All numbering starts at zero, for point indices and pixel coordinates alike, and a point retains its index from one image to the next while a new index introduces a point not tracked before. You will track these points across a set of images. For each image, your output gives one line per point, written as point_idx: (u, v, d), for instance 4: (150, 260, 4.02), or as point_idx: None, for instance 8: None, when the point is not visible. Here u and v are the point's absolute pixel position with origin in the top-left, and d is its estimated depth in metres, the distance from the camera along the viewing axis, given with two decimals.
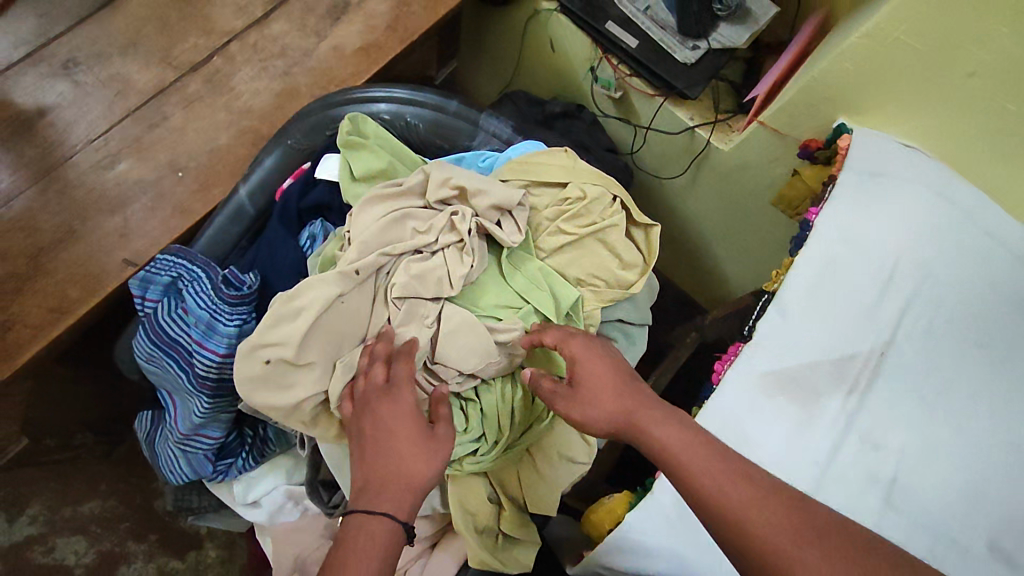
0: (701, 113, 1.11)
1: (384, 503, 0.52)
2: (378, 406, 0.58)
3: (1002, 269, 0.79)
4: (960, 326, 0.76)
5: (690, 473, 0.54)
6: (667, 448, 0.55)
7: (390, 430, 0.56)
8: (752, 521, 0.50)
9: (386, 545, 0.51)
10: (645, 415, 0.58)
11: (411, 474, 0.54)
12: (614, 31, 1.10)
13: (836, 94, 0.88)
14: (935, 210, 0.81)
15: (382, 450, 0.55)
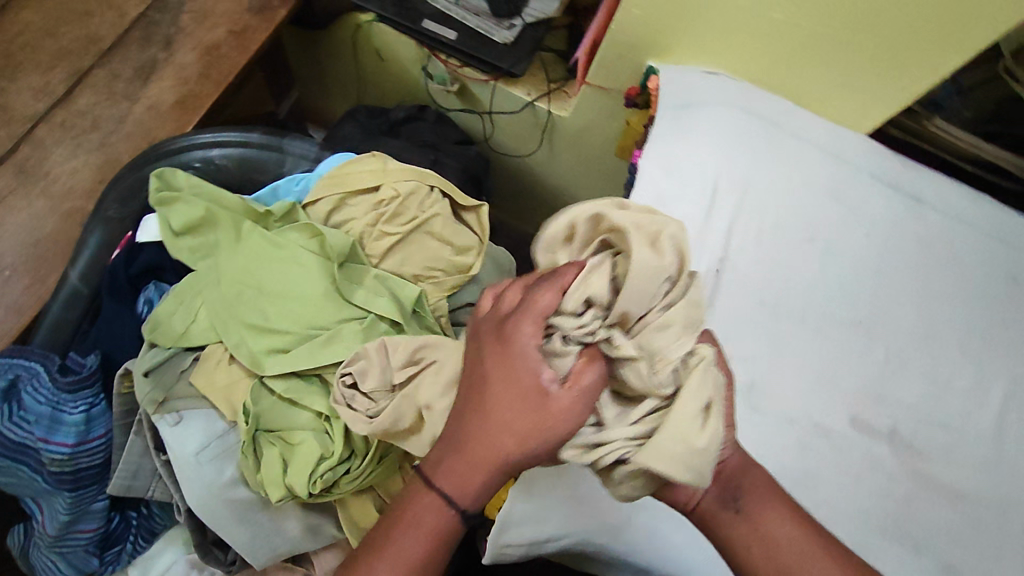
0: (535, 88, 1.15)
1: (444, 478, 0.52)
2: (501, 357, 0.51)
3: (816, 166, 0.85)
4: (787, 225, 0.82)
5: (769, 528, 0.56)
6: (773, 540, 0.56)
7: (502, 391, 0.51)
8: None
9: (427, 524, 0.53)
10: (760, 502, 0.57)
11: (490, 449, 0.51)
12: (432, 27, 1.11)
13: (638, 42, 0.92)
14: (742, 127, 0.86)
15: (495, 412, 0.51)
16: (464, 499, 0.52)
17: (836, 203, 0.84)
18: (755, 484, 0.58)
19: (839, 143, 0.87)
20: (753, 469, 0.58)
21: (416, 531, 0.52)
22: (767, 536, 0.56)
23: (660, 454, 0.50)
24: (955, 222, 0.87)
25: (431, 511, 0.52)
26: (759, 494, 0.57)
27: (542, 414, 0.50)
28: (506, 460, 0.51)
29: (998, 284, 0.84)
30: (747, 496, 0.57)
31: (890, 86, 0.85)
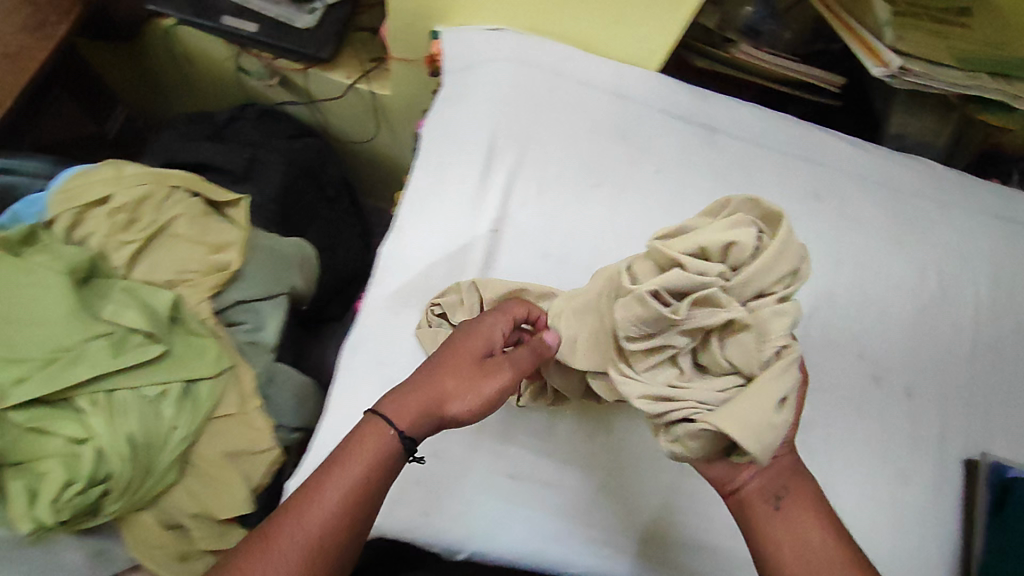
0: (352, 70, 1.11)
1: (390, 406, 0.56)
2: (463, 331, 0.61)
3: (600, 109, 0.83)
4: (570, 174, 0.79)
5: (801, 529, 0.52)
6: (809, 549, 0.51)
7: (473, 339, 0.59)
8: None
9: (378, 454, 0.54)
10: (801, 503, 0.54)
11: (444, 386, 0.57)
12: (231, 22, 1.04)
13: (417, 7, 0.88)
14: (522, 80, 0.83)
15: (451, 363, 0.58)
16: (404, 423, 0.55)
17: (623, 144, 0.82)
18: (800, 489, 0.54)
19: (625, 82, 0.85)
20: (800, 474, 0.55)
21: (350, 464, 0.53)
22: (790, 539, 0.52)
23: (744, 420, 0.50)
24: (754, 146, 0.85)
25: (365, 444, 0.54)
26: (800, 497, 0.54)
27: (478, 378, 0.57)
28: (438, 406, 0.56)
29: (794, 202, 0.83)
30: (791, 494, 0.54)
31: (663, 20, 0.80)
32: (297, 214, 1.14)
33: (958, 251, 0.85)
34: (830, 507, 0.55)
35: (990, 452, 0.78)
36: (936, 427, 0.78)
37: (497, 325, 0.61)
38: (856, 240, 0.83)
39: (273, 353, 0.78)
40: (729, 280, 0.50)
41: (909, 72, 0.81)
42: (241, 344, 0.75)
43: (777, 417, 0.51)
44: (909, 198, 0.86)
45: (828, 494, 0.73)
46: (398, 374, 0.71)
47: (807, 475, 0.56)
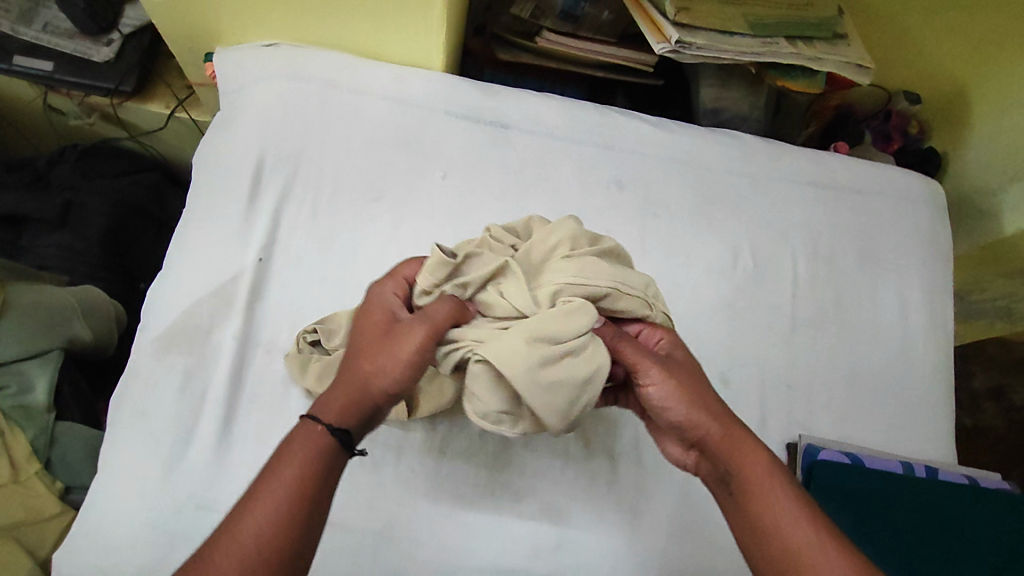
0: (168, 99, 1.05)
1: (319, 407, 0.50)
2: (363, 311, 0.55)
3: (377, 118, 0.79)
4: (346, 189, 0.76)
5: (767, 512, 0.49)
6: (766, 524, 0.48)
7: (363, 330, 0.53)
8: (815, 556, 0.46)
9: (308, 453, 0.47)
10: (752, 464, 0.51)
11: (357, 374, 0.51)
12: (24, 63, 0.98)
13: (187, 29, 0.83)
14: (293, 94, 0.78)
15: (350, 351, 0.52)
16: (337, 414, 0.49)
17: (404, 151, 0.78)
18: (745, 453, 0.51)
19: (406, 86, 0.81)
20: (742, 436, 0.52)
21: (285, 468, 0.47)
22: (767, 514, 0.49)
23: (502, 354, 0.51)
24: (546, 139, 0.82)
25: (300, 445, 0.48)
26: (748, 464, 0.51)
27: (393, 341, 0.51)
28: (368, 384, 0.50)
29: (592, 192, 0.79)
30: (739, 471, 0.51)
31: (422, 19, 0.77)
32: (135, 254, 1.07)
33: (771, 226, 0.82)
34: (782, 466, 0.52)
35: (811, 433, 0.75)
36: (756, 414, 0.74)
37: (384, 292, 0.57)
38: (664, 225, 0.79)
39: (52, 412, 0.72)
40: (524, 259, 0.58)
41: (690, 45, 0.78)
42: (7, 409, 0.69)
43: (543, 374, 0.50)
44: (715, 175, 0.83)
45: (642, 496, 0.70)
46: (161, 428, 0.66)
47: (744, 431, 0.53)
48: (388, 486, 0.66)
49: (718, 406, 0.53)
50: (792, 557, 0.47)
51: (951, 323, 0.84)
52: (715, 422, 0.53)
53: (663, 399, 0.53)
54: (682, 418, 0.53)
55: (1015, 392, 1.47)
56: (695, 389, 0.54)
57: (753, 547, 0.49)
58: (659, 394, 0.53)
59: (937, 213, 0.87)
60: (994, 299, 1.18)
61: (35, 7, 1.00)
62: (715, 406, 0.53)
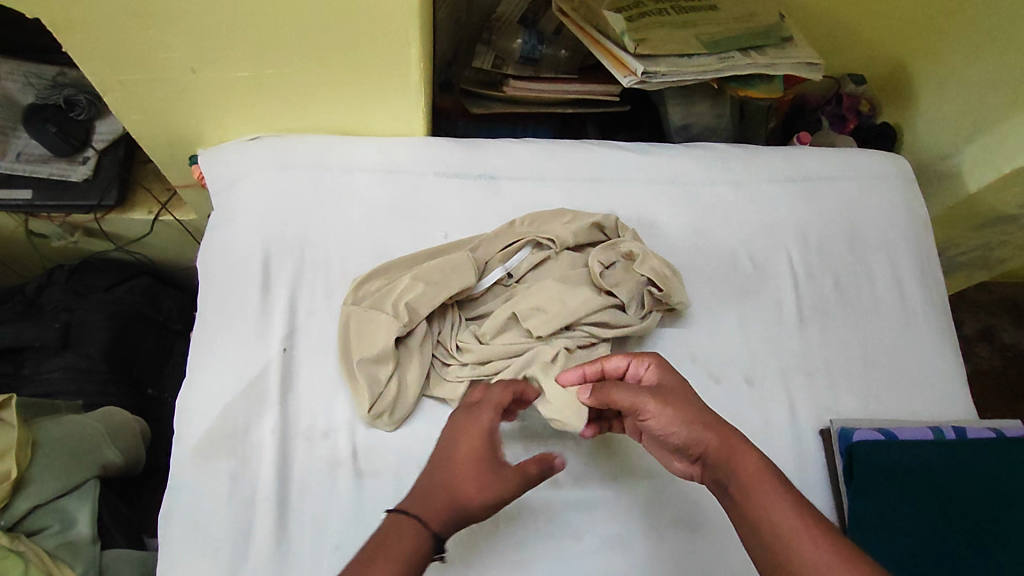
0: (150, 204, 1.06)
1: (417, 505, 0.55)
2: (462, 423, 0.59)
3: (371, 191, 0.81)
4: (356, 264, 0.78)
5: (759, 509, 0.52)
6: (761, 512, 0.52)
7: (464, 454, 0.57)
8: (775, 527, 0.51)
9: (409, 548, 0.52)
10: (726, 444, 0.55)
11: (458, 487, 0.55)
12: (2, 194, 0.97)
13: (169, 138, 0.85)
14: (286, 182, 0.80)
15: (446, 471, 0.56)
16: (432, 521, 0.53)
17: (403, 219, 0.80)
18: (738, 455, 0.55)
19: (392, 156, 0.84)
20: (717, 431, 0.57)
21: (384, 557, 0.50)
22: (755, 508, 0.52)
23: None
24: (534, 181, 0.85)
25: (402, 537, 0.52)
26: (728, 454, 0.55)
27: (494, 474, 0.55)
28: (464, 503, 0.54)
29: None
30: (732, 472, 0.55)
31: (398, 91, 0.80)
32: (139, 361, 1.06)
33: (760, 225, 0.86)
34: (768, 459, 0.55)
35: (840, 415, 0.78)
36: (786, 407, 0.77)
37: (489, 416, 0.59)
38: (662, 243, 0.83)
39: (97, 543, 0.70)
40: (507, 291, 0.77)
41: (653, 74, 0.83)
42: (53, 549, 0.67)
43: None
44: (698, 187, 0.87)
45: (697, 511, 0.71)
46: (217, 538, 0.65)
47: (735, 433, 0.57)
48: (452, 552, 0.65)
49: (699, 420, 0.57)
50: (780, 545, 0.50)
51: (943, 286, 0.88)
52: (708, 431, 0.57)
53: (665, 425, 0.58)
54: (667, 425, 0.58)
55: (1003, 332, 1.54)
56: (684, 407, 0.58)
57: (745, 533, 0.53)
58: (656, 417, 0.58)
59: (907, 186, 0.93)
60: (970, 251, 1.24)
61: (5, 138, 0.99)
62: (690, 410, 0.58)
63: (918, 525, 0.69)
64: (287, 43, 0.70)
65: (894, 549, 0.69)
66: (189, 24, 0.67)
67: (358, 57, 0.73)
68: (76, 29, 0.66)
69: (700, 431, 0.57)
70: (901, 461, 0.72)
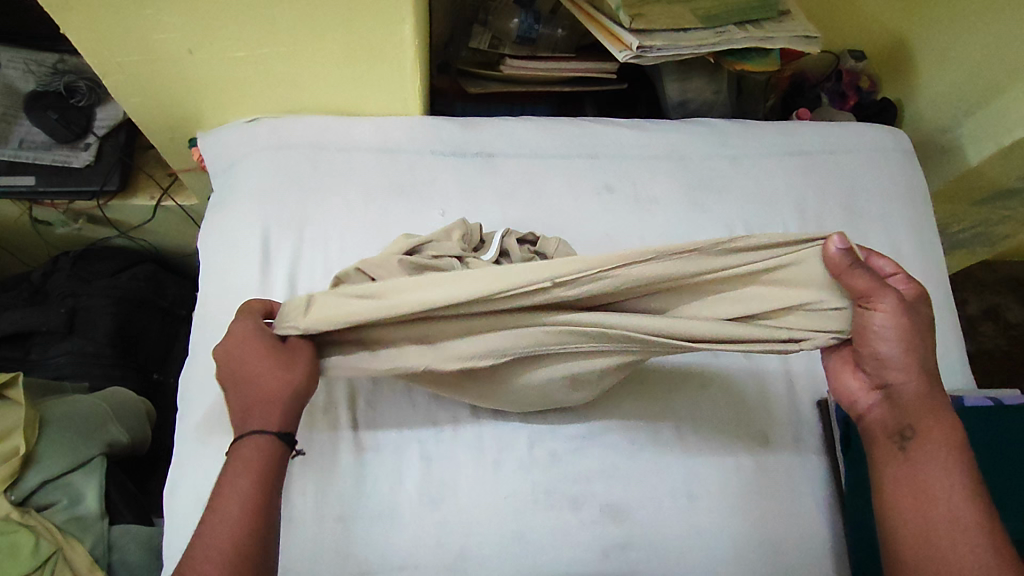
0: (152, 190, 1.06)
1: (252, 428, 0.58)
2: (227, 351, 0.60)
3: (369, 170, 0.82)
4: (355, 242, 0.78)
5: (932, 470, 0.57)
6: (935, 496, 0.57)
7: (255, 370, 0.59)
8: (951, 507, 0.56)
9: (257, 456, 0.57)
10: (937, 400, 0.59)
11: (265, 388, 0.59)
12: (6, 182, 0.98)
13: (169, 120, 0.86)
14: (284, 162, 0.80)
15: (247, 386, 0.59)
16: (271, 426, 0.58)
17: (400, 197, 0.81)
18: (930, 418, 0.59)
19: (389, 135, 0.84)
20: (931, 395, 0.59)
21: (240, 476, 0.56)
22: (928, 461, 0.58)
23: None
24: (530, 159, 0.85)
25: (248, 455, 0.57)
26: (936, 415, 0.59)
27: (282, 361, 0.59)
28: (286, 392, 0.59)
29: (586, 200, 0.83)
30: (921, 431, 0.59)
31: (397, 70, 0.80)
32: (146, 347, 1.07)
33: (758, 200, 0.86)
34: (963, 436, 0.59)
35: None
36: (783, 378, 0.77)
37: (251, 324, 0.61)
38: (659, 218, 0.83)
39: (105, 519, 0.72)
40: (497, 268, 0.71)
41: (650, 48, 0.83)
42: (62, 523, 0.69)
43: None
44: (696, 163, 0.87)
45: (695, 483, 0.71)
46: None
47: (938, 395, 0.59)
48: (448, 523, 0.66)
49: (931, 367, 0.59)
50: (916, 492, 0.58)
51: (942, 259, 0.88)
52: (921, 379, 0.59)
53: (882, 326, 0.57)
54: (885, 348, 0.58)
55: (1008, 311, 1.53)
56: (915, 335, 0.58)
57: (882, 470, 0.60)
58: (885, 320, 0.57)
59: (907, 159, 0.93)
60: (973, 226, 1.23)
61: (7, 125, 1.00)
62: (922, 370, 0.59)
63: None
64: (283, 23, 0.71)
65: None
66: (184, 4, 0.67)
67: (355, 35, 0.73)
68: (74, 10, 0.66)
69: (910, 388, 0.59)
70: None
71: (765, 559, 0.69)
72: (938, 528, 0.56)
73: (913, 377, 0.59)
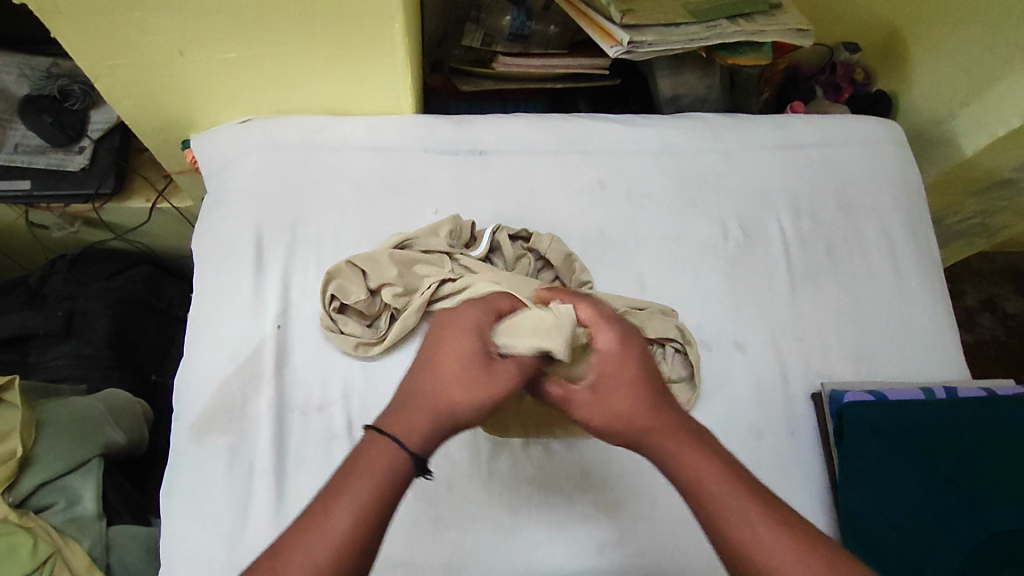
0: (147, 192, 1.07)
1: (394, 425, 0.49)
2: (445, 321, 0.55)
3: (361, 169, 0.82)
4: (348, 241, 0.78)
5: (698, 501, 0.49)
6: (707, 502, 0.48)
7: (449, 352, 0.52)
8: (728, 509, 0.48)
9: (392, 471, 0.47)
10: (665, 423, 0.52)
11: (448, 396, 0.50)
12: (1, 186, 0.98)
13: (162, 123, 0.86)
14: (276, 162, 0.81)
15: (423, 373, 0.52)
16: (415, 439, 0.49)
17: (392, 196, 0.81)
18: (676, 438, 0.51)
19: (381, 134, 0.84)
20: (664, 413, 0.52)
21: (366, 477, 0.47)
22: (705, 502, 0.48)
23: None
24: (523, 156, 0.85)
25: (377, 458, 0.48)
26: (671, 447, 0.51)
27: (490, 379, 0.51)
28: (452, 415, 0.50)
29: (578, 197, 0.83)
30: (670, 466, 0.51)
31: (388, 69, 0.80)
32: (143, 348, 1.08)
33: (751, 194, 0.86)
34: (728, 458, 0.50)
35: (832, 379, 0.78)
36: (777, 371, 0.77)
37: (472, 317, 0.55)
38: (652, 213, 0.83)
39: (103, 519, 0.72)
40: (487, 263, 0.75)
41: (641, 44, 0.83)
42: (60, 524, 0.69)
43: None
44: (687, 158, 0.87)
45: None
46: (217, 509, 0.66)
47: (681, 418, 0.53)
48: (442, 520, 0.67)
49: (651, 399, 0.53)
50: (709, 515, 0.48)
51: (936, 250, 0.88)
52: (651, 419, 0.52)
53: (592, 412, 0.53)
54: (600, 421, 0.53)
55: (1007, 302, 1.53)
56: (632, 386, 0.53)
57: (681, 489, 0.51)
58: (590, 407, 0.53)
59: (900, 151, 0.92)
60: (969, 218, 1.23)
61: (2, 129, 1.00)
62: (649, 395, 0.53)
63: (909, 485, 0.70)
64: (272, 24, 0.71)
65: (880, 505, 0.70)
66: (172, 7, 0.67)
67: (344, 35, 0.74)
68: (64, 14, 0.66)
69: (642, 419, 0.52)
70: (893, 424, 0.72)
71: None
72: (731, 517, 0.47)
73: (645, 412, 0.52)
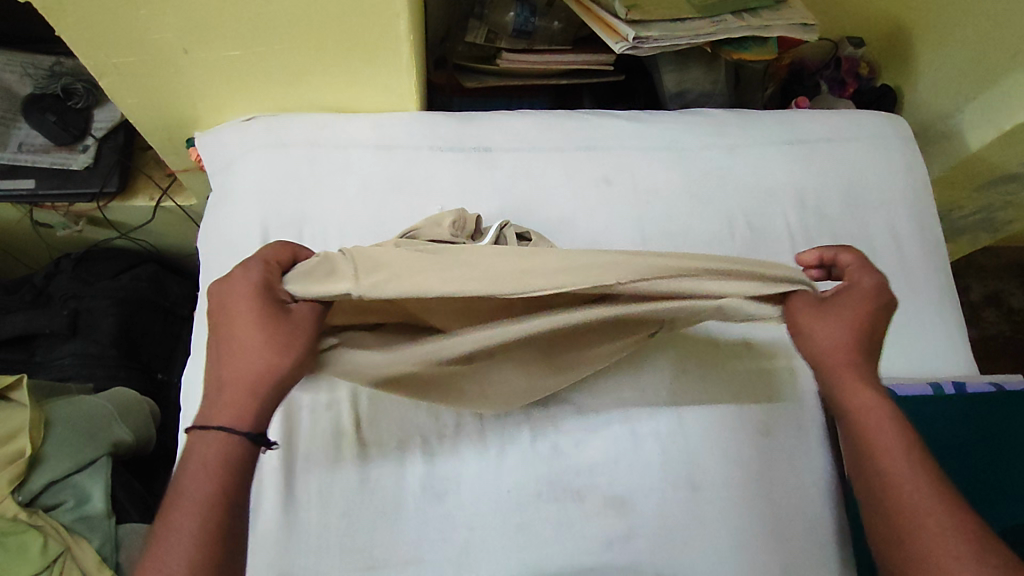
0: (151, 191, 1.07)
1: (218, 413, 0.50)
2: (226, 300, 0.53)
3: (367, 166, 0.82)
4: (355, 238, 0.78)
5: (874, 426, 0.55)
6: (873, 444, 0.55)
7: (244, 322, 0.52)
8: (894, 445, 0.54)
9: (224, 456, 0.48)
10: (854, 367, 0.57)
11: (256, 366, 0.51)
12: (6, 185, 0.98)
13: (167, 121, 0.86)
14: (282, 160, 0.81)
15: (228, 353, 0.52)
16: (244, 415, 0.50)
17: (398, 193, 0.81)
18: (859, 379, 0.57)
19: (386, 131, 0.84)
20: (853, 364, 0.58)
21: (200, 478, 0.47)
22: (869, 433, 0.55)
23: None
24: (529, 152, 0.85)
25: (206, 454, 0.48)
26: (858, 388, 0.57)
27: (292, 331, 0.52)
28: (269, 377, 0.51)
29: (585, 193, 0.83)
30: (856, 395, 0.57)
31: (393, 65, 0.80)
32: (149, 347, 1.08)
33: (758, 189, 0.85)
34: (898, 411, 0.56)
35: None
36: (785, 367, 0.77)
37: (256, 276, 0.54)
38: (659, 209, 0.83)
39: (113, 518, 0.72)
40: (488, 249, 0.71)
41: (646, 39, 0.83)
42: (69, 523, 0.69)
43: None
44: (694, 153, 0.86)
45: (699, 473, 0.71)
46: None
47: (868, 367, 0.58)
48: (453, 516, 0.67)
49: (865, 348, 0.58)
50: (866, 439, 0.55)
51: (942, 244, 0.88)
52: (844, 354, 0.58)
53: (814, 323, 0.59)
54: (819, 336, 0.58)
55: (1012, 297, 1.52)
56: (852, 323, 0.58)
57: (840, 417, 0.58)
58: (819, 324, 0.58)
59: (906, 145, 0.92)
60: (974, 212, 1.23)
61: (6, 129, 1.00)
62: (857, 346, 0.58)
63: None
64: (278, 20, 0.70)
65: None
66: (178, 4, 0.67)
67: (350, 32, 0.73)
68: (69, 12, 0.66)
69: (838, 360, 0.58)
70: None
71: (770, 548, 0.69)
72: (888, 459, 0.53)
73: (849, 340, 0.58)
